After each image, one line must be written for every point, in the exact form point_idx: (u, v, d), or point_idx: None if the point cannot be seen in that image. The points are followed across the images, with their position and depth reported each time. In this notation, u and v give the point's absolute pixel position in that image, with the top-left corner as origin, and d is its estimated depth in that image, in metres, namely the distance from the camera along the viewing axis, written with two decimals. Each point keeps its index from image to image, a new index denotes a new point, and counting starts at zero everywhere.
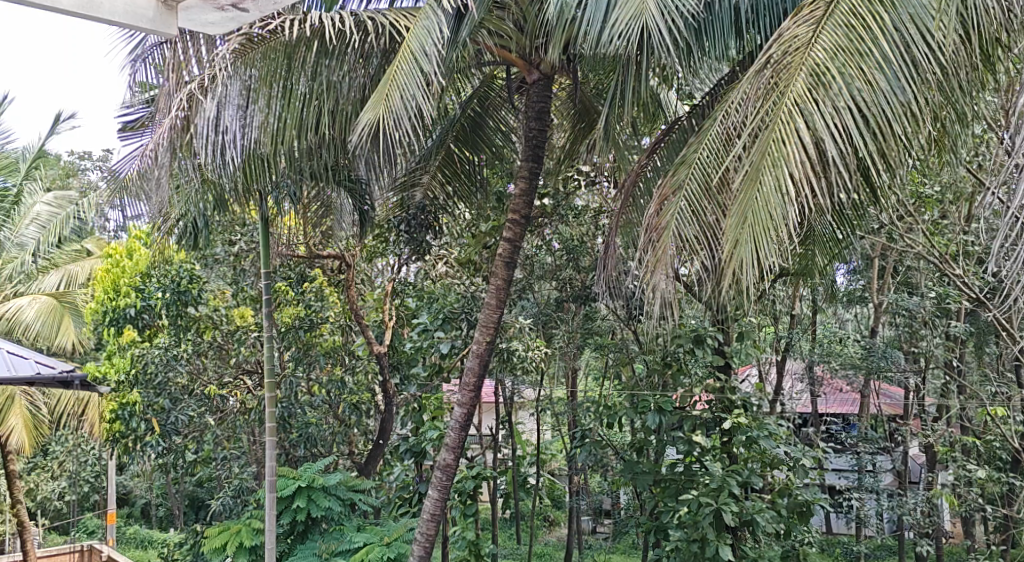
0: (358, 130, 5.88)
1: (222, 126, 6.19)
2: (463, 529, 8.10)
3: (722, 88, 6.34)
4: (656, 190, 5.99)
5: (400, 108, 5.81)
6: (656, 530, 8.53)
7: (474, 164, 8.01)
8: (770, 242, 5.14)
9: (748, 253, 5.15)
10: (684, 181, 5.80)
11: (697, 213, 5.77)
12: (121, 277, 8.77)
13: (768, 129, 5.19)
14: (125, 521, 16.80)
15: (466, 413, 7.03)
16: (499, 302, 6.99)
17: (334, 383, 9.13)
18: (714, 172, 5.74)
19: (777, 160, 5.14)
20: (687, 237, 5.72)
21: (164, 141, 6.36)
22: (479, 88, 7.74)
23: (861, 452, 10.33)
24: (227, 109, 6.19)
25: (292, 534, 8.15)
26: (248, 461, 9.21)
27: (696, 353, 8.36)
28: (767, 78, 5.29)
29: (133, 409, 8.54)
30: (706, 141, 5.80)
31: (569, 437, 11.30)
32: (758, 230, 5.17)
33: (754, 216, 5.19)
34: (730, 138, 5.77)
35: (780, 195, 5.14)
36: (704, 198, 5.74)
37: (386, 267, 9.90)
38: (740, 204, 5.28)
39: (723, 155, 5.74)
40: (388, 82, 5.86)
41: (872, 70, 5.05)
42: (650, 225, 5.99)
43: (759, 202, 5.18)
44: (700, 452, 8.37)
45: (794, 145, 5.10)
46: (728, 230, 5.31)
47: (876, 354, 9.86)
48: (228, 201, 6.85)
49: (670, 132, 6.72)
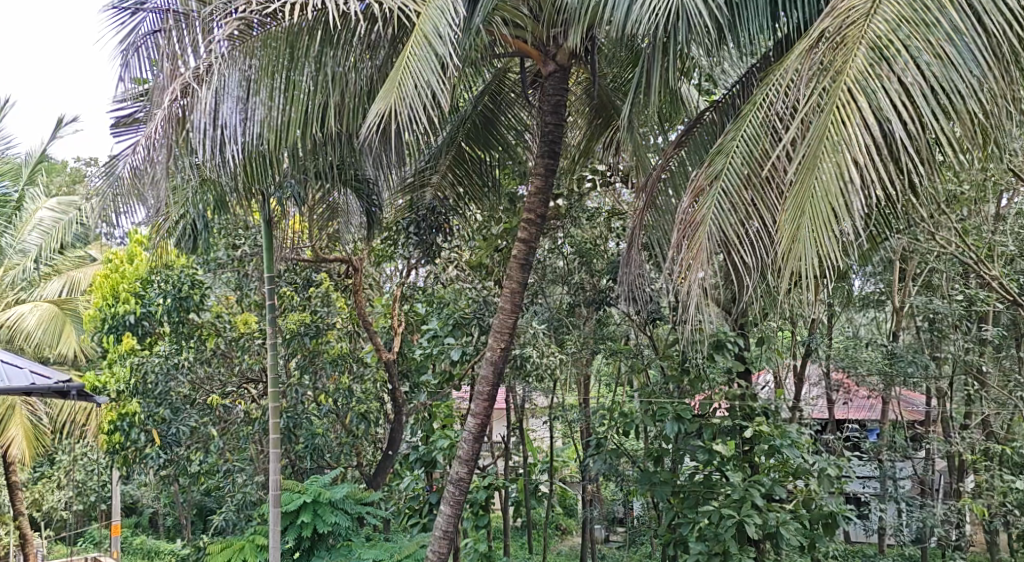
0: (369, 120, 5.56)
1: (220, 120, 5.87)
2: (475, 542, 7.74)
3: (754, 76, 6.07)
4: (691, 182, 5.70)
5: (413, 96, 5.50)
6: (674, 543, 8.20)
7: (485, 163, 7.76)
8: (831, 234, 4.86)
9: (809, 247, 4.86)
10: (722, 171, 5.50)
11: (737, 205, 5.46)
12: (120, 283, 8.44)
13: (826, 110, 4.89)
14: (132, 531, 16.51)
15: (480, 424, 6.69)
16: (514, 307, 6.66)
17: (341, 392, 8.66)
18: (757, 159, 5.44)
19: (838, 145, 4.85)
20: (727, 233, 5.42)
21: (159, 138, 6.01)
22: (491, 83, 7.42)
23: (884, 460, 9.91)
24: (225, 102, 5.86)
25: (298, 550, 7.83)
26: (254, 472, 8.78)
27: (715, 359, 8.00)
28: (822, 54, 4.99)
29: (132, 419, 8.19)
30: (744, 128, 5.50)
31: (583, 445, 10.98)
32: (818, 222, 4.89)
33: (813, 206, 4.90)
34: (775, 121, 5.47)
35: (842, 183, 4.85)
36: (746, 189, 5.44)
37: (395, 271, 9.62)
38: (796, 194, 4.99)
39: (767, 141, 5.44)
40: (400, 69, 5.56)
41: (942, 42, 4.75)
42: (684, 220, 5.70)
43: (817, 190, 4.90)
44: (721, 461, 8.08)
45: (856, 127, 4.81)
46: (784, 223, 5.01)
47: (903, 360, 9.48)
48: (230, 202, 6.63)
49: (695, 126, 6.45)
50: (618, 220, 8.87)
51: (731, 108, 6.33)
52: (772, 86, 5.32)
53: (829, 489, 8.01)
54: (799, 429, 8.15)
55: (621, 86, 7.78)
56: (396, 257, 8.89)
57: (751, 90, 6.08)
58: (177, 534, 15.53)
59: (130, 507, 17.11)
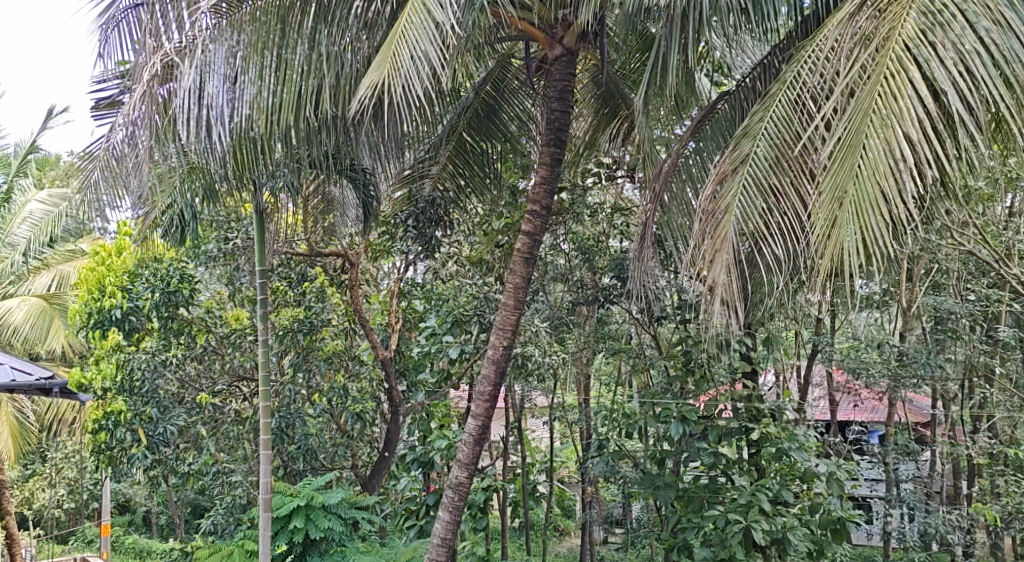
0: (360, 96, 5.29)
1: (206, 100, 5.65)
2: (472, 545, 7.43)
3: (779, 58, 5.88)
4: (712, 169, 5.42)
5: (409, 68, 5.20)
6: (677, 549, 7.88)
7: (488, 153, 7.44)
8: (878, 217, 4.58)
9: (854, 231, 4.58)
10: (748, 154, 5.22)
11: (764, 190, 5.18)
12: (106, 277, 8.07)
13: (874, 81, 4.65)
14: (124, 529, 16.12)
15: (481, 426, 6.38)
16: (518, 304, 6.34)
17: (336, 391, 8.37)
18: (787, 141, 5.18)
19: (888, 118, 4.58)
20: (755, 222, 5.13)
21: (136, 115, 5.82)
22: (494, 69, 7.12)
23: (890, 461, 9.82)
24: (211, 81, 5.64)
25: (288, 556, 7.47)
26: (246, 473, 8.51)
27: (722, 360, 7.71)
28: (867, 21, 4.78)
29: (118, 418, 7.87)
30: (773, 108, 5.24)
31: (583, 445, 10.73)
32: (863, 204, 4.61)
33: (858, 187, 4.63)
34: (807, 100, 5.22)
35: (891, 160, 4.57)
36: (774, 173, 5.16)
37: (392, 268, 9.34)
38: (837, 173, 4.71)
39: (798, 121, 5.19)
40: (395, 37, 5.26)
41: (1000, 7, 4.57)
42: (704, 209, 5.42)
43: (863, 169, 4.62)
44: (726, 464, 7.75)
45: (909, 98, 4.56)
46: (824, 208, 4.72)
47: (917, 361, 8.98)
48: (220, 190, 6.32)
49: (713, 112, 6.20)
50: (621, 218, 8.62)
51: (750, 93, 6.09)
52: (808, 60, 5.09)
53: (837, 494, 7.74)
54: (806, 431, 7.87)
55: (631, 72, 7.43)
56: (393, 252, 8.61)
57: (773, 73, 5.90)
58: (170, 533, 15.17)
59: (122, 505, 16.72)
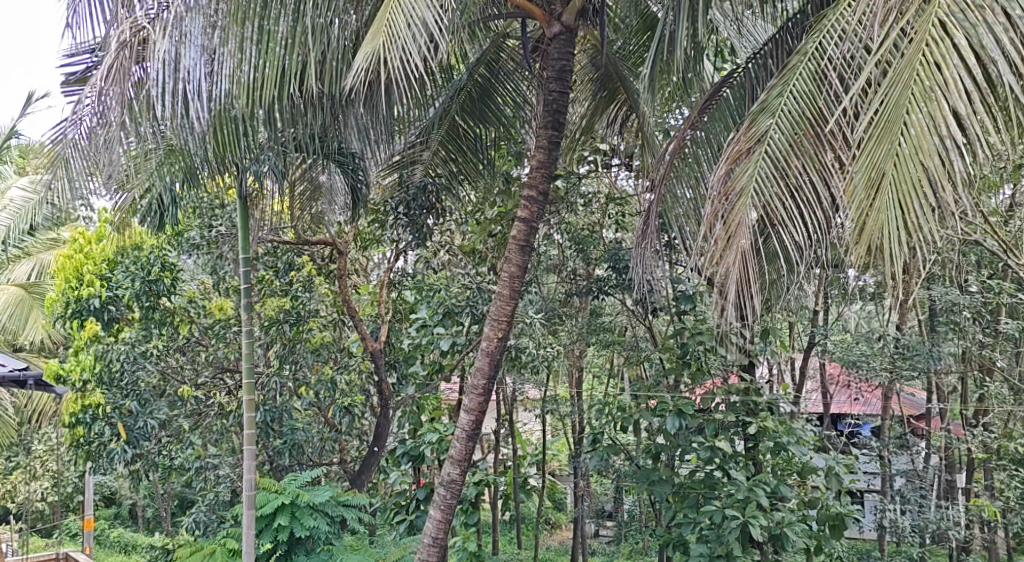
0: (357, 69, 4.99)
1: (182, 72, 5.42)
2: (463, 540, 7.20)
3: (795, 35, 5.78)
4: (726, 149, 5.21)
5: (406, 36, 4.96)
6: (673, 545, 7.61)
7: (481, 138, 7.16)
8: (920, 198, 4.37)
9: (894, 215, 4.38)
10: (767, 131, 5.04)
11: (782, 169, 4.98)
12: (84, 265, 7.72)
13: (916, 51, 4.43)
14: (110, 521, 15.81)
15: (474, 421, 6.12)
16: (513, 294, 6.08)
17: (324, 384, 8.06)
18: (807, 118, 5.00)
19: (932, 91, 4.36)
20: (774, 204, 4.95)
21: (109, 88, 5.59)
22: (489, 49, 6.84)
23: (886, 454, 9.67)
24: (188, 51, 5.40)
25: (272, 555, 7.18)
26: (231, 467, 8.25)
27: (719, 353, 7.40)
28: None
29: (95, 412, 7.54)
30: (793, 82, 5.06)
31: (575, 438, 10.49)
32: (903, 185, 4.40)
33: (898, 166, 4.41)
34: (830, 73, 5.03)
35: (935, 136, 4.35)
36: (793, 151, 4.98)
37: (382, 257, 9.10)
38: (873, 152, 4.50)
39: (819, 96, 5.01)
40: (390, 6, 5.01)
41: None
42: (716, 192, 5.22)
43: (904, 148, 4.41)
44: (724, 459, 7.48)
45: (955, 69, 4.32)
46: (860, 189, 4.51)
47: (920, 353, 8.74)
48: (199, 173, 6.00)
49: (723, 88, 6.02)
50: (616, 207, 8.39)
51: (761, 71, 5.97)
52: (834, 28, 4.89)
53: (837, 489, 7.51)
54: (804, 425, 7.61)
55: (630, 54, 7.13)
56: (383, 240, 8.37)
57: (788, 49, 5.80)
58: (156, 526, 14.83)
59: (108, 497, 16.37)
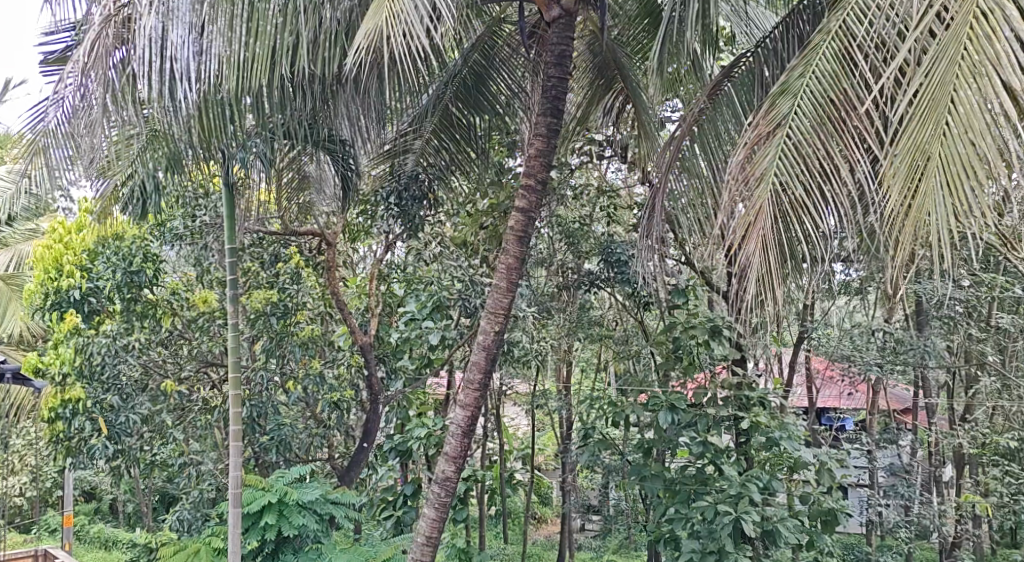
0: (358, 45, 4.93)
1: (169, 50, 5.19)
2: (452, 536, 7.02)
3: (810, 20, 5.66)
4: (746, 133, 5.15)
5: (410, 11, 4.88)
6: (664, 541, 7.41)
7: (474, 128, 6.99)
8: (971, 178, 4.25)
9: (945, 197, 4.28)
10: (789, 114, 4.96)
11: (804, 153, 4.90)
12: (64, 255, 7.48)
13: (962, 25, 4.32)
14: (90, 516, 15.52)
15: (471, 417, 5.94)
16: (510, 286, 5.90)
17: (312, 378, 7.87)
18: (830, 99, 4.91)
19: (981, 65, 4.26)
20: (797, 189, 4.87)
21: (90, 68, 5.35)
22: (484, 35, 6.60)
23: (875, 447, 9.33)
24: (175, 28, 5.17)
25: (259, 555, 6.98)
26: (215, 464, 8.02)
27: (713, 347, 7.19)
28: None
29: (76, 407, 7.30)
30: (816, 62, 4.96)
31: (564, 432, 10.31)
32: (952, 166, 4.29)
33: (946, 146, 4.30)
34: (855, 53, 4.94)
35: (986, 113, 4.23)
36: (816, 134, 4.90)
37: (371, 249, 8.91)
38: (917, 132, 4.39)
39: (844, 76, 4.91)
40: None
41: None
42: (735, 177, 5.17)
43: (952, 127, 4.29)
44: (717, 455, 7.31)
45: (1005, 42, 4.22)
46: (905, 172, 4.39)
47: (911, 346, 8.54)
48: (184, 159, 5.80)
49: (732, 71, 5.88)
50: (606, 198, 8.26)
51: (771, 57, 5.81)
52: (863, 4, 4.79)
53: (828, 485, 7.39)
54: (795, 420, 7.42)
55: (630, 42, 6.94)
56: (372, 231, 8.18)
57: (802, 33, 5.67)
58: (137, 521, 14.57)
59: (88, 492, 16.06)
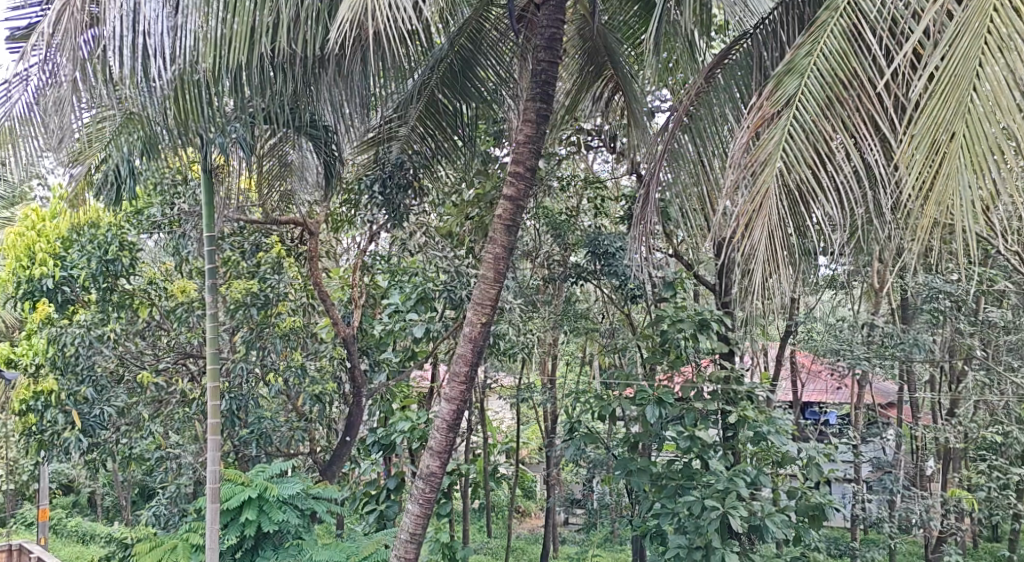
0: (342, 18, 4.73)
1: (141, 24, 5.01)
2: (436, 530, 6.84)
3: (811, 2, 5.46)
4: (749, 114, 5.01)
5: None
6: (650, 536, 7.27)
7: (460, 114, 6.81)
8: (996, 158, 4.12)
9: (968, 177, 4.15)
10: (796, 93, 4.81)
11: (811, 135, 4.77)
12: (36, 242, 7.24)
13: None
14: (67, 510, 15.30)
15: (456, 411, 5.78)
16: (498, 276, 5.74)
17: (293, 370, 7.70)
18: (837, 78, 4.77)
19: (1008, 39, 4.11)
20: (802, 172, 4.74)
21: (58, 44, 5.17)
22: (472, 17, 6.40)
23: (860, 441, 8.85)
24: (148, 2, 5.01)
25: (238, 551, 6.79)
26: (194, 458, 7.85)
27: (700, 340, 7.02)
28: None
29: (47, 399, 7.01)
30: (824, 40, 4.82)
31: (548, 426, 10.16)
32: (975, 145, 4.14)
33: (970, 125, 4.15)
34: (864, 29, 4.80)
35: (1014, 89, 4.09)
36: (823, 115, 4.77)
37: (355, 240, 8.73)
38: (938, 110, 4.23)
39: (852, 54, 4.78)
40: None
41: None
42: (736, 160, 5.03)
43: (977, 105, 4.15)
44: (705, 449, 7.15)
45: None
46: (926, 152, 4.23)
47: (901, 341, 8.42)
48: (160, 143, 5.62)
49: (729, 53, 5.69)
50: (592, 189, 8.13)
51: (771, 41, 5.57)
52: None
53: (816, 480, 7.23)
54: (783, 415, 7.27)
55: (621, 28, 6.83)
56: (355, 220, 8.01)
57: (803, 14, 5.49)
58: (115, 516, 14.34)
59: (66, 486, 15.82)
